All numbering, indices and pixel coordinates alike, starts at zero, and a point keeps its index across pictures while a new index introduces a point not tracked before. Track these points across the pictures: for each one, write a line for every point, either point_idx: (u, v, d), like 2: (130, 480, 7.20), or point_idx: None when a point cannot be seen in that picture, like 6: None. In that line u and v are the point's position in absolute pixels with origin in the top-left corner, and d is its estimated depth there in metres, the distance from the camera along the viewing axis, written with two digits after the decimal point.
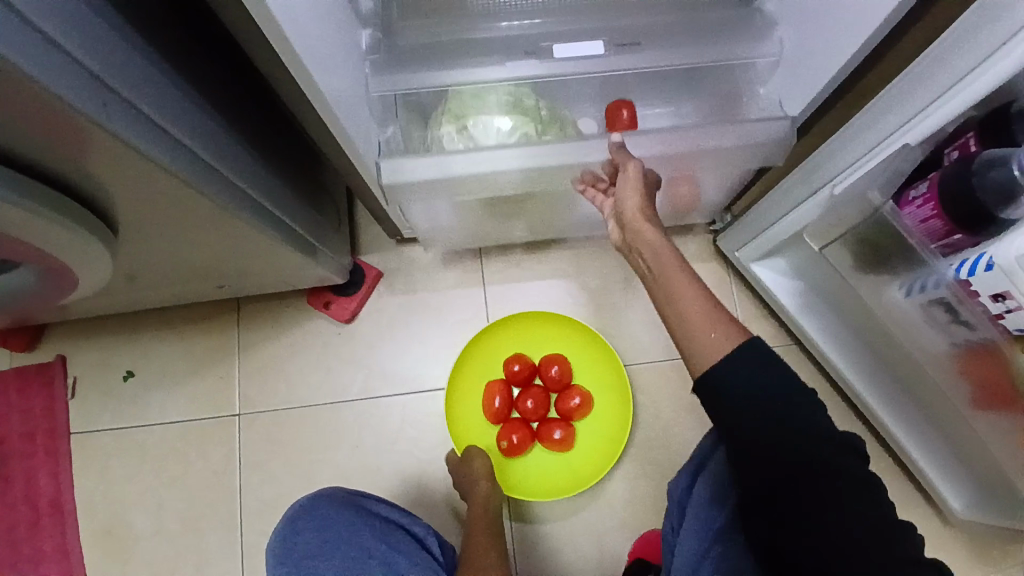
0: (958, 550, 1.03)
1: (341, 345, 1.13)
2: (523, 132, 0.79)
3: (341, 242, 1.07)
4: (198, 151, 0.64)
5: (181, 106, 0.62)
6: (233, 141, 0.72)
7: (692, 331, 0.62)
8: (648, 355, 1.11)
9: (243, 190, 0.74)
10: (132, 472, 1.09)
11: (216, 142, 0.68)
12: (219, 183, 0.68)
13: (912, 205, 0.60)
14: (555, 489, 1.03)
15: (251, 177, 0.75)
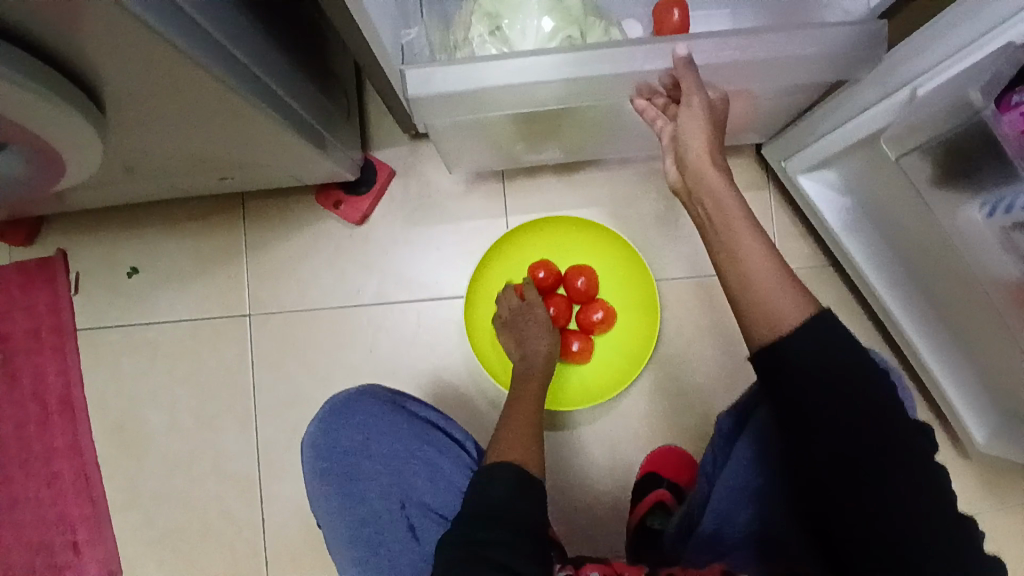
0: (968, 472, 1.03)
1: (353, 248, 1.07)
2: (565, 36, 0.73)
3: (353, 135, 0.99)
4: (199, 20, 0.55)
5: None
6: (235, 9, 0.63)
7: (759, 300, 0.57)
8: (674, 270, 1.07)
9: (250, 72, 0.65)
10: (143, 370, 1.08)
11: (218, 9, 0.59)
12: (224, 59, 0.60)
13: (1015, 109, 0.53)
14: (567, 400, 1.01)
15: (256, 55, 0.67)
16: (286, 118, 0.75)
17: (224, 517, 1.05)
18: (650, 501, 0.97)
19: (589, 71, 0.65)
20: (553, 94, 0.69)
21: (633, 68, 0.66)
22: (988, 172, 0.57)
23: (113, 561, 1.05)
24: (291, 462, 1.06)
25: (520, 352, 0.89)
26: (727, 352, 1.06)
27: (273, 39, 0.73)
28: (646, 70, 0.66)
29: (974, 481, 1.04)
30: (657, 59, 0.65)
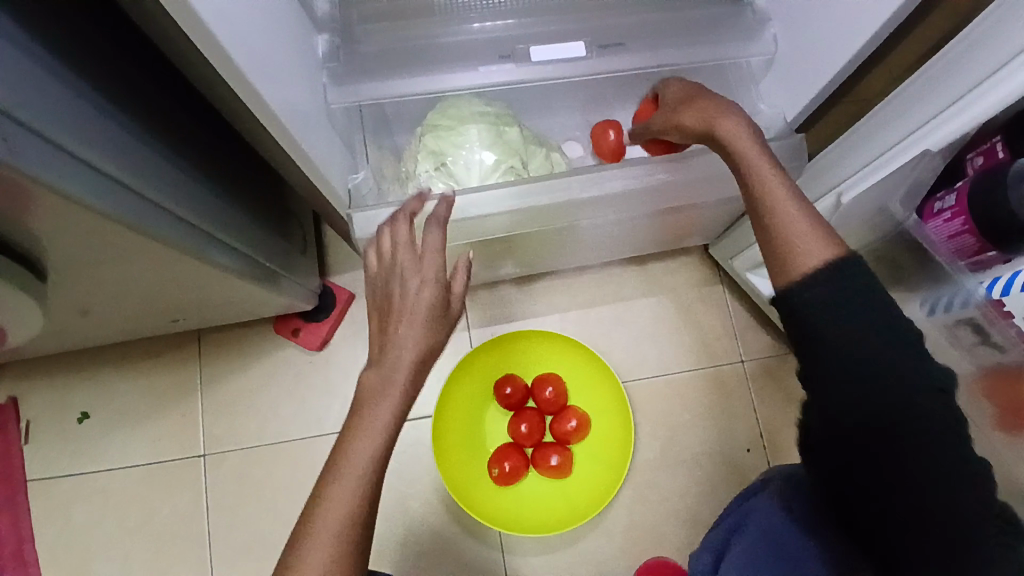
0: None
1: (315, 375, 1.05)
2: (507, 167, 0.77)
3: (309, 265, 1.00)
4: (146, 190, 0.56)
5: (124, 136, 0.54)
6: (183, 168, 0.65)
7: (779, 236, 0.53)
8: (642, 370, 1.06)
9: (199, 229, 0.66)
10: (92, 526, 0.99)
11: (166, 174, 0.61)
12: (168, 218, 0.60)
13: (937, 217, 0.56)
14: (553, 517, 0.96)
15: (208, 209, 0.68)
16: (237, 262, 0.75)
17: None
18: None
19: (531, 201, 0.68)
20: (500, 223, 0.71)
21: (573, 197, 0.69)
22: (920, 276, 0.60)
23: None
24: None
25: (379, 340, 0.56)
26: (703, 452, 1.04)
27: (225, 190, 0.74)
28: (584, 198, 0.69)
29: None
30: (593, 188, 0.69)
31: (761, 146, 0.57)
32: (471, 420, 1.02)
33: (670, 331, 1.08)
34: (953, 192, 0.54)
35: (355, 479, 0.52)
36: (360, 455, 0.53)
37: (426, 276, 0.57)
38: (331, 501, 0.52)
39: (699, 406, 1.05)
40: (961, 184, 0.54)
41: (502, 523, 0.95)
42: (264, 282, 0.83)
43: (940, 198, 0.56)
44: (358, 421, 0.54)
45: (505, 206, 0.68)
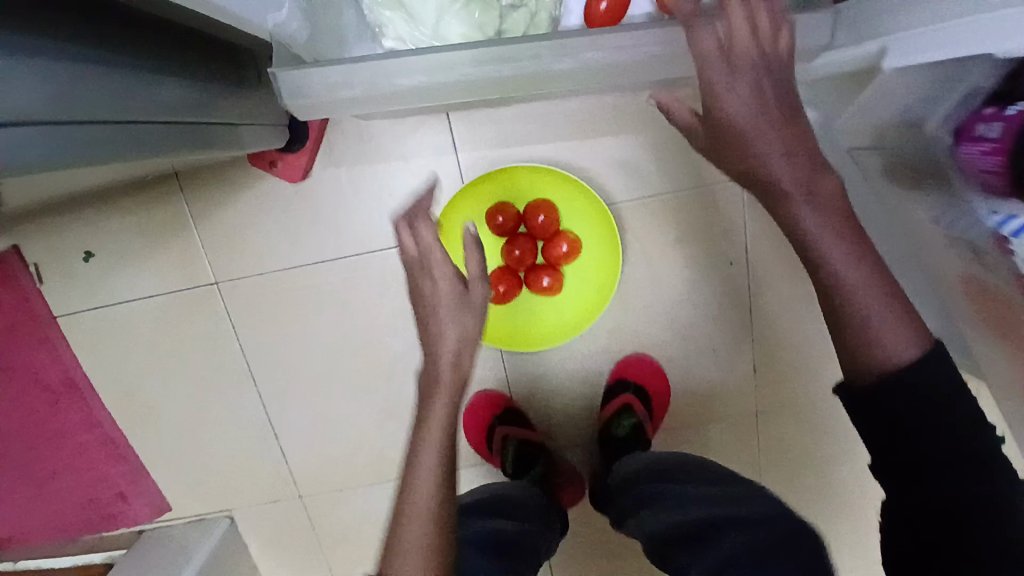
0: None
1: (304, 205, 1.06)
2: None
3: (274, 103, 0.89)
4: (79, 116, 0.48)
5: (43, 58, 0.46)
6: (115, 61, 0.55)
7: (862, 330, 0.54)
8: (635, 189, 1.07)
9: (147, 127, 0.60)
10: (132, 348, 1.12)
11: (103, 80, 0.52)
12: (97, 138, 0.51)
13: (975, 141, 0.55)
14: (543, 330, 1.06)
15: (133, 100, 0.57)
16: (177, 142, 0.66)
17: (254, 461, 1.19)
18: (617, 404, 1.08)
19: (494, 69, 0.63)
20: (458, 88, 0.65)
21: (541, 67, 0.64)
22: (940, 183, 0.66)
23: (163, 507, 1.22)
24: (298, 411, 1.17)
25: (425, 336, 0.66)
26: (688, 264, 1.10)
27: (168, 58, 0.64)
28: (557, 66, 0.64)
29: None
30: (567, 58, 0.63)
31: (840, 213, 0.56)
32: (465, 246, 1.05)
33: (666, 149, 1.06)
34: (1001, 123, 0.52)
35: (432, 470, 0.61)
36: (429, 453, 0.62)
37: (443, 274, 0.67)
38: (415, 504, 0.60)
39: (687, 221, 1.09)
40: (1015, 109, 0.51)
41: (498, 338, 1.05)
42: (224, 150, 0.78)
43: (985, 123, 0.54)
44: (421, 422, 0.64)
45: (460, 73, 0.63)
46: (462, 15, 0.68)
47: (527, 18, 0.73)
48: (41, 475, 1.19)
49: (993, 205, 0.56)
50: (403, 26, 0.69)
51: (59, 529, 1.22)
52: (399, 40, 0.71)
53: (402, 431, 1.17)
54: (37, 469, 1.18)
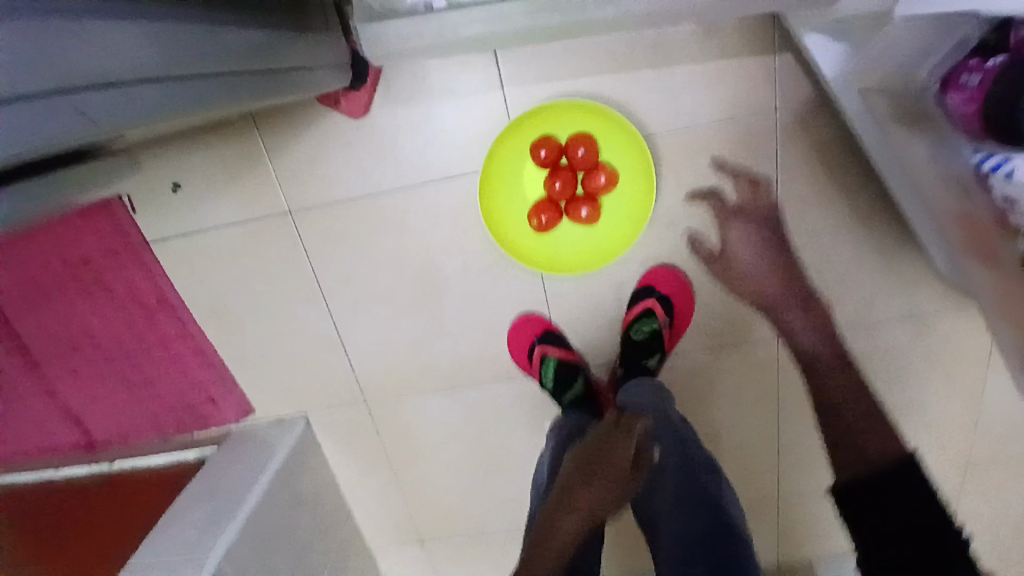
0: (911, 268, 1.25)
1: (364, 140, 1.16)
2: None
3: (336, 45, 0.96)
4: (191, 68, 0.59)
5: (153, 17, 0.52)
6: (207, 14, 0.62)
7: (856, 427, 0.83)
8: (672, 123, 1.14)
9: (228, 75, 0.67)
10: (216, 270, 1.27)
11: (198, 34, 0.59)
12: (200, 86, 0.62)
13: (959, 90, 0.80)
14: (585, 258, 1.17)
15: (233, 51, 0.66)
16: (265, 86, 0.76)
17: (323, 370, 1.36)
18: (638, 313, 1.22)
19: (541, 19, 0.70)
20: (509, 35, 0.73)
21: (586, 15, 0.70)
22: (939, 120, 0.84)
23: (247, 409, 1.41)
24: (360, 328, 1.32)
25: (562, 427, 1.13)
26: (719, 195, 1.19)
27: (247, 9, 0.70)
28: (599, 14, 0.70)
29: (919, 280, 1.26)
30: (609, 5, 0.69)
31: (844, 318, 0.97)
32: (510, 179, 1.15)
33: (703, 81, 1.12)
34: (980, 74, 0.77)
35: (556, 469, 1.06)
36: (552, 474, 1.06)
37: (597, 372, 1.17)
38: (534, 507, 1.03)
39: (720, 153, 1.16)
40: (987, 67, 0.77)
41: (543, 264, 1.16)
42: (296, 92, 0.86)
43: (967, 78, 0.79)
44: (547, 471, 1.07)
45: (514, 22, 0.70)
46: None
47: None
48: (139, 380, 1.37)
49: (977, 145, 0.81)
50: None
51: (154, 429, 1.42)
52: None
53: (452, 346, 1.32)
54: (137, 376, 1.37)
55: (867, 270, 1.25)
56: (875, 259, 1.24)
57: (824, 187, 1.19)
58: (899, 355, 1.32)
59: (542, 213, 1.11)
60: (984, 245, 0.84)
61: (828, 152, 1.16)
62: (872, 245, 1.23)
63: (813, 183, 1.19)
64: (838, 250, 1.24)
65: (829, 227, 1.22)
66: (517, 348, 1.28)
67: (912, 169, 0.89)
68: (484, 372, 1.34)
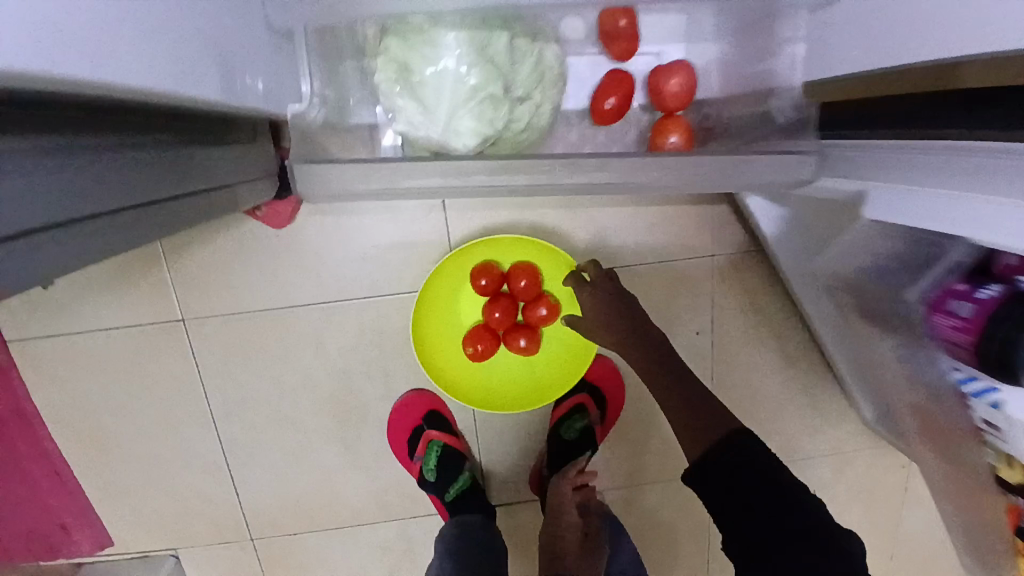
0: (835, 414, 1.27)
1: (285, 249, 1.05)
2: (485, 95, 0.69)
3: (264, 154, 0.87)
4: (100, 209, 0.48)
5: (61, 154, 0.43)
6: (119, 142, 0.51)
7: None
8: (613, 259, 1.14)
9: (147, 207, 0.56)
10: (86, 382, 1.07)
11: (111, 164, 0.49)
12: (117, 228, 0.51)
13: (944, 314, 0.67)
14: (520, 391, 1.09)
15: (152, 180, 0.56)
16: (191, 212, 0.66)
17: (207, 501, 1.15)
18: (570, 407, 1.16)
19: (503, 180, 0.67)
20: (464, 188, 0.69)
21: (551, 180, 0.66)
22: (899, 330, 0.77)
23: (106, 542, 1.16)
24: (258, 454, 1.14)
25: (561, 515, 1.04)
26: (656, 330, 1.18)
27: (167, 131, 0.61)
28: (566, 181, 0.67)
29: (844, 424, 1.28)
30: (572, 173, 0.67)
31: None
32: (447, 304, 1.07)
33: (643, 223, 1.13)
34: (971, 303, 0.64)
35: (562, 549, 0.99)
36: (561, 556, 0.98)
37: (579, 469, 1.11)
38: None
39: (658, 291, 1.16)
40: (982, 298, 0.63)
41: (473, 396, 1.08)
42: (222, 213, 0.76)
43: (957, 302, 0.66)
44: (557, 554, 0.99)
45: (478, 179, 0.67)
46: (474, 111, 0.70)
47: (532, 110, 0.76)
48: None
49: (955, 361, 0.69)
50: (416, 114, 0.71)
51: None
52: (408, 126, 0.73)
53: (367, 476, 1.17)
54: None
55: (794, 411, 1.26)
56: (803, 401, 1.25)
57: (757, 331, 1.20)
58: (825, 499, 1.32)
59: (476, 344, 1.03)
60: (949, 446, 0.78)
61: (760, 299, 1.19)
62: (801, 390, 1.24)
63: (747, 328, 1.20)
64: (769, 391, 1.24)
65: (762, 370, 1.23)
66: (398, 440, 1.14)
67: (873, 354, 0.86)
68: (399, 507, 1.19)
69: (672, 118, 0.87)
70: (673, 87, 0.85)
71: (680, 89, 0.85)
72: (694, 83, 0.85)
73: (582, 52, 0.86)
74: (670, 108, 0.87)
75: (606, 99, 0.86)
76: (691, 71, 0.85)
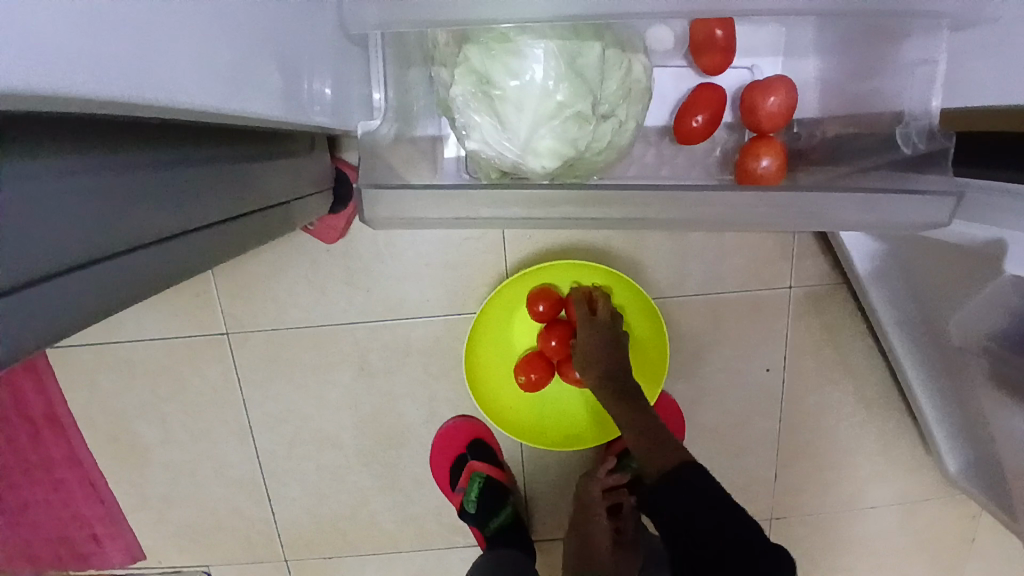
0: (918, 467, 1.15)
1: (334, 263, 1.00)
2: (572, 113, 0.63)
3: (319, 165, 0.81)
4: (141, 234, 0.43)
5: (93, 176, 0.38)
6: (171, 160, 0.47)
7: None
8: (681, 287, 1.05)
9: (198, 232, 0.51)
10: (125, 391, 1.04)
11: (154, 185, 0.44)
12: (162, 253, 0.46)
13: None
14: (574, 424, 1.03)
15: (201, 199, 0.51)
16: (244, 231, 0.61)
17: (241, 519, 1.10)
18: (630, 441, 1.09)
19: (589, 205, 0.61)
20: (544, 217, 0.62)
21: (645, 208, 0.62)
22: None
23: (138, 554, 1.12)
24: (296, 473, 1.09)
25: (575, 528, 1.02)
26: (722, 365, 1.09)
27: (226, 145, 0.56)
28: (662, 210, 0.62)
29: (927, 478, 1.16)
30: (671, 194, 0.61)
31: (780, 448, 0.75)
32: (500, 328, 1.00)
33: (714, 249, 1.04)
34: None
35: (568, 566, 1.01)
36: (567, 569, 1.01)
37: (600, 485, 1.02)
38: None
39: (727, 324, 1.07)
40: None
41: (525, 427, 1.01)
42: (279, 228, 0.71)
43: None
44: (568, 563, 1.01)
45: (563, 209, 0.61)
46: (558, 130, 0.63)
47: (615, 127, 0.68)
48: (12, 505, 1.08)
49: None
50: (492, 133, 0.64)
51: (29, 561, 1.12)
52: (483, 146, 0.65)
53: (405, 504, 1.11)
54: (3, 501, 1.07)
55: (872, 461, 1.15)
56: (879, 451, 1.14)
57: (834, 370, 1.10)
58: (901, 558, 1.20)
59: (529, 376, 0.96)
60: None
61: (839, 336, 1.09)
62: (880, 438, 1.13)
63: (823, 367, 1.10)
64: (842, 437, 1.13)
65: (838, 413, 1.12)
66: (440, 471, 1.08)
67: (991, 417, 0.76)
68: (438, 537, 1.13)
69: (765, 140, 0.79)
70: (770, 105, 0.77)
71: (779, 107, 0.77)
72: (793, 102, 0.77)
73: (667, 63, 0.81)
74: (763, 129, 0.79)
75: (694, 116, 0.77)
76: (791, 89, 0.77)
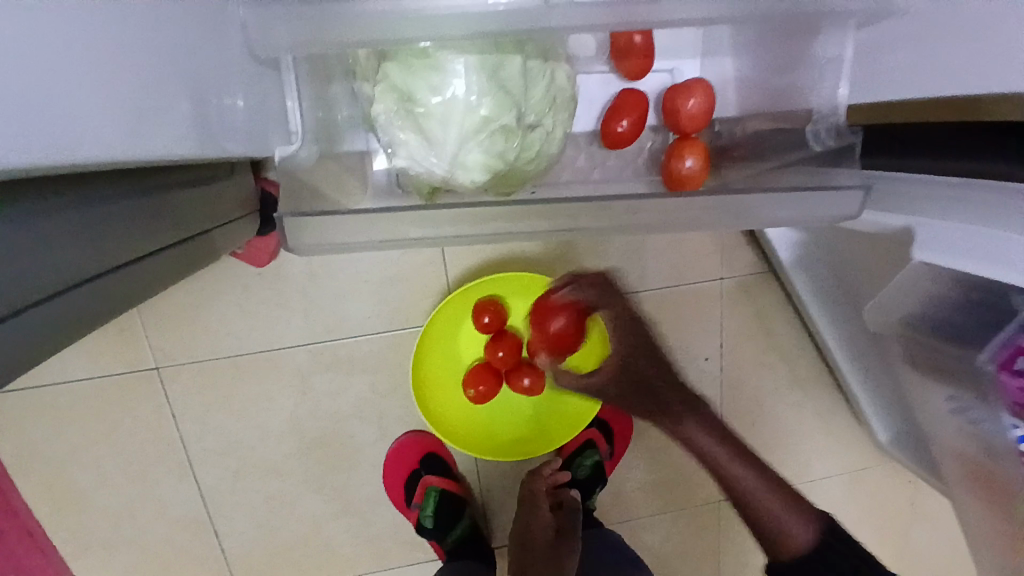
0: (852, 439, 1.22)
1: (269, 287, 0.97)
2: (497, 128, 0.63)
3: (243, 189, 0.78)
4: (55, 284, 0.40)
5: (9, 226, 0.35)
6: (92, 197, 0.44)
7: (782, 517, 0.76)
8: (621, 286, 1.07)
9: (106, 278, 0.46)
10: (51, 438, 0.97)
11: (72, 228, 0.41)
12: (77, 300, 0.43)
13: (1011, 375, 0.59)
14: (525, 430, 1.04)
15: (124, 237, 0.48)
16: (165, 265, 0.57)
17: (189, 559, 1.05)
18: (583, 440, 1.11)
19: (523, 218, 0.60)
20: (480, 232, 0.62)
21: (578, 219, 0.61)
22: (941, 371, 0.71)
23: None
24: (244, 506, 1.04)
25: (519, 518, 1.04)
26: (666, 359, 1.12)
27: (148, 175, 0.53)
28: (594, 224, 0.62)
29: (861, 448, 1.23)
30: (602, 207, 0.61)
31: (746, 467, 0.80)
32: (445, 341, 0.99)
33: (651, 246, 1.07)
34: None
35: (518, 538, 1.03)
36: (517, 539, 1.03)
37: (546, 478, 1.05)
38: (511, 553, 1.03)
39: (668, 318, 1.10)
40: None
41: (474, 436, 1.02)
42: (202, 259, 0.67)
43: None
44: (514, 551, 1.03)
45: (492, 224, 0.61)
46: (484, 144, 0.64)
47: (543, 136, 0.69)
48: None
49: (1016, 419, 0.61)
50: (418, 148, 0.64)
51: None
52: (410, 162, 0.65)
53: (362, 526, 1.08)
54: None
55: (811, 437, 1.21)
56: (816, 427, 1.20)
57: (770, 355, 1.15)
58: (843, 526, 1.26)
59: (478, 389, 0.96)
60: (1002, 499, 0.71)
61: (773, 322, 1.13)
62: (816, 414, 1.19)
63: (760, 353, 1.15)
64: (781, 417, 1.18)
65: (777, 396, 1.17)
66: (393, 491, 1.06)
67: (912, 391, 0.81)
68: (399, 555, 1.11)
69: (689, 140, 0.81)
70: (691, 107, 0.79)
71: (699, 109, 0.79)
72: (711, 104, 0.80)
73: (591, 69, 0.81)
74: (685, 130, 0.81)
75: (620, 121, 0.79)
76: (709, 91, 0.79)
